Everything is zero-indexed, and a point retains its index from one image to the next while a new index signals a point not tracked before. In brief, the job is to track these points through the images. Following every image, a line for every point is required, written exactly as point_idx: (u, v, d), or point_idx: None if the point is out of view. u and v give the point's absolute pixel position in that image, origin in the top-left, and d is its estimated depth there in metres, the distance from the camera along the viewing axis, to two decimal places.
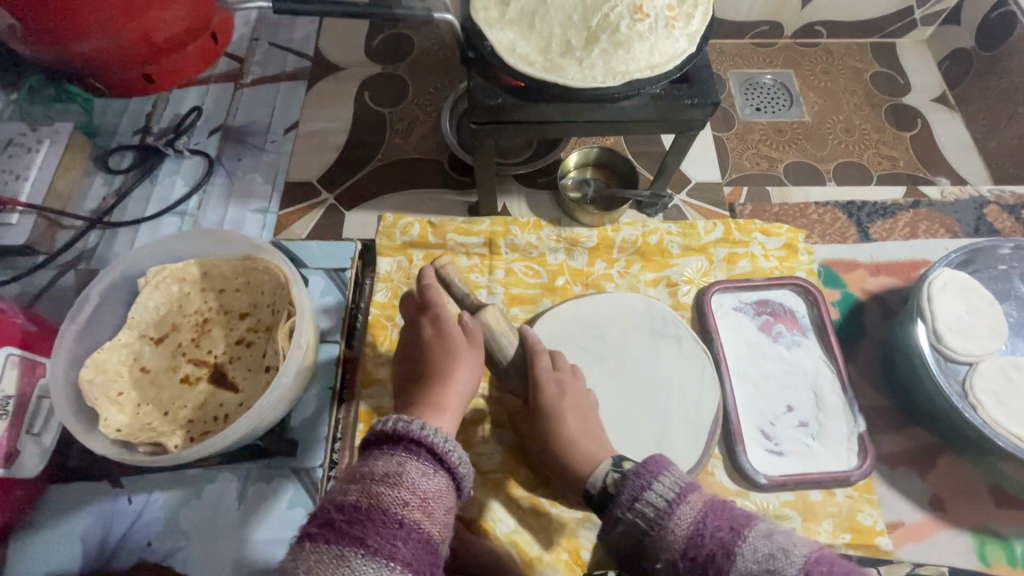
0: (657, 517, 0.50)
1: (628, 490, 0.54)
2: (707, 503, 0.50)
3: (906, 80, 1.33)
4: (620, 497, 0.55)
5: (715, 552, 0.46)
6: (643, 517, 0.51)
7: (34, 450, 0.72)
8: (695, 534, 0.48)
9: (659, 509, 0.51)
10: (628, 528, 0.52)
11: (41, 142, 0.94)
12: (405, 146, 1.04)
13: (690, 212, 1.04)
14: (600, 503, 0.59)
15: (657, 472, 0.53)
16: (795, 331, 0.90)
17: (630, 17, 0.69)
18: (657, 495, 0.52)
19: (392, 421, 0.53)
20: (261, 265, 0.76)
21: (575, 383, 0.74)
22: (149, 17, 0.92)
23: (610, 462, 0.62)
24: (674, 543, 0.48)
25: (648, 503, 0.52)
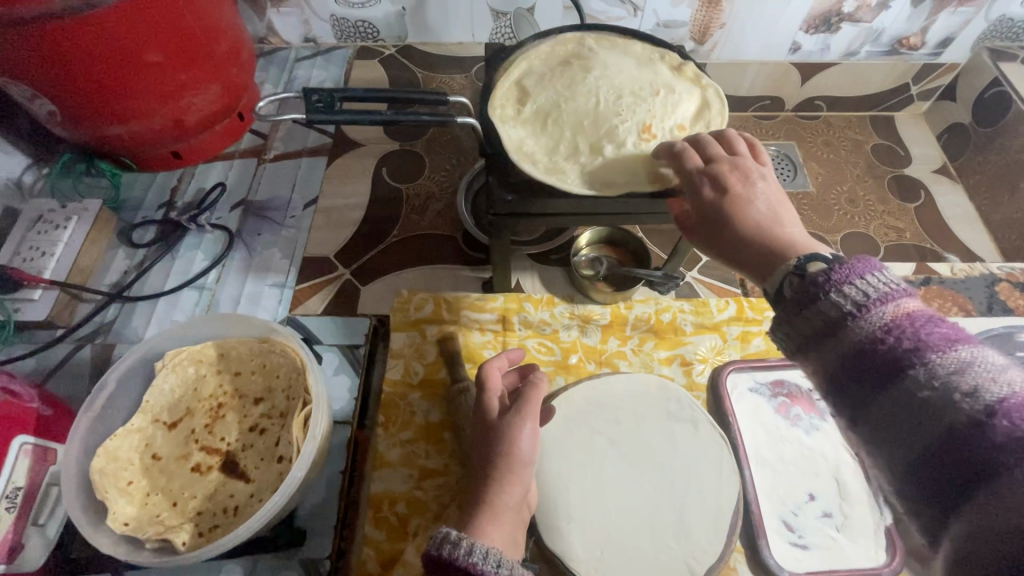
0: (841, 315, 0.43)
1: (819, 279, 0.45)
2: (910, 314, 0.41)
3: (906, 151, 1.36)
4: (803, 289, 0.46)
5: (884, 370, 0.40)
6: (823, 311, 0.44)
7: (38, 541, 0.69)
8: (876, 349, 0.41)
9: (847, 307, 0.43)
10: (802, 322, 0.46)
11: (69, 219, 0.97)
12: (420, 222, 1.07)
13: (701, 289, 1.05)
14: (772, 296, 0.50)
15: (857, 269, 0.44)
16: (813, 415, 0.88)
17: (639, 134, 0.73)
18: (847, 293, 0.43)
19: (442, 541, 0.54)
20: (277, 347, 0.76)
21: (737, 164, 0.60)
22: (180, 102, 0.97)
23: (797, 260, 0.49)
24: (848, 348, 0.42)
25: (831, 301, 0.44)
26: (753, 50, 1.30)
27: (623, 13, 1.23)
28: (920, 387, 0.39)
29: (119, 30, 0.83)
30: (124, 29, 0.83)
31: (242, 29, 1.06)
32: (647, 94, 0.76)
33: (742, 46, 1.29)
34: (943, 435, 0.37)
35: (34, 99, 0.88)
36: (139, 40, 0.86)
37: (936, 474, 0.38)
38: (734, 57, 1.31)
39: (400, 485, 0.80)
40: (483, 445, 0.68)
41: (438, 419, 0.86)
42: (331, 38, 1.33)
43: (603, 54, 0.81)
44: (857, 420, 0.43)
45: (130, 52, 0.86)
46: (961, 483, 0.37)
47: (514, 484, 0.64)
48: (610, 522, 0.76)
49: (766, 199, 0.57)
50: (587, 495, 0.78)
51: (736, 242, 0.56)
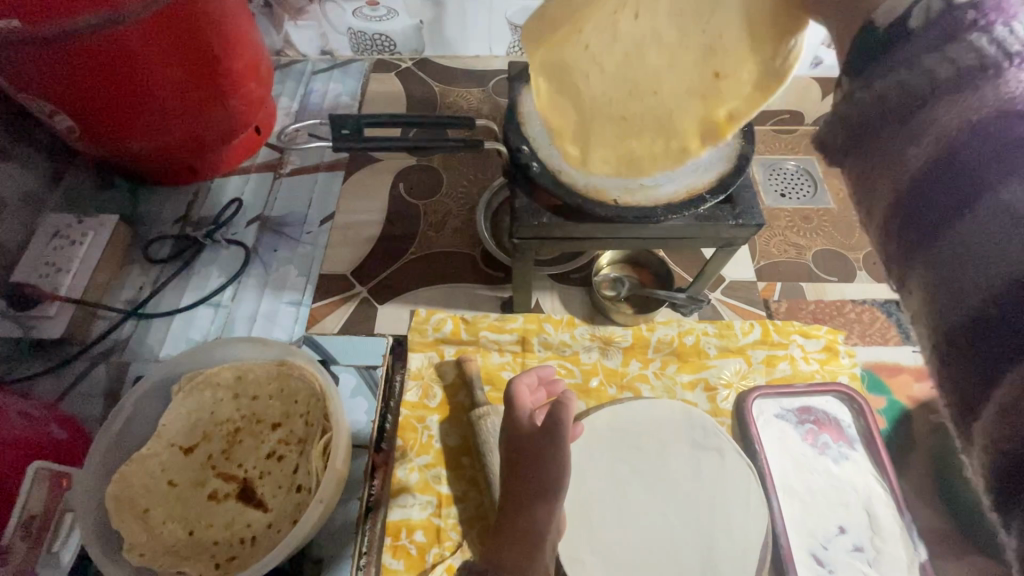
0: (984, 60, 0.29)
1: (958, 16, 0.30)
2: None
3: None
4: (944, 21, 0.31)
5: (1007, 153, 0.27)
6: (964, 57, 0.30)
7: (51, 569, 0.67)
8: (1016, 117, 0.28)
9: (992, 53, 0.29)
10: (903, 81, 0.32)
11: (85, 234, 0.96)
12: (438, 239, 1.05)
13: (725, 311, 1.03)
14: (864, 39, 0.34)
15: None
16: (842, 443, 0.86)
17: None
18: (1007, 33, 0.29)
19: None
20: (296, 371, 0.75)
21: None
22: (199, 118, 0.97)
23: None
24: (969, 112, 0.29)
25: (973, 43, 0.30)
26: None
27: None
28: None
29: (141, 49, 0.83)
30: (146, 48, 0.83)
31: (261, 44, 1.05)
32: None
33: None
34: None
35: (53, 115, 0.87)
36: (161, 58, 0.85)
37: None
38: None
39: (418, 512, 0.79)
40: (515, 464, 0.65)
41: (455, 443, 0.84)
42: (347, 50, 1.32)
43: None
44: (923, 241, 0.30)
45: (150, 69, 0.86)
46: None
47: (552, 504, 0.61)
48: (633, 554, 0.74)
49: None
50: (609, 525, 0.76)
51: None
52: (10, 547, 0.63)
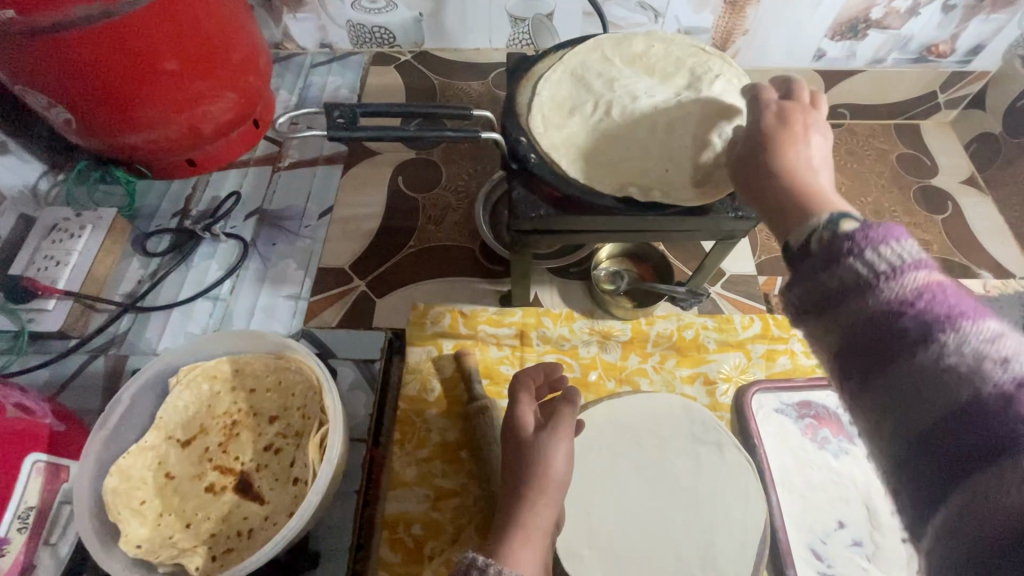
0: (860, 282, 0.34)
1: (834, 246, 0.37)
2: (935, 284, 0.33)
3: (934, 161, 1.32)
4: (833, 243, 0.37)
5: (888, 344, 0.33)
6: (842, 276, 0.35)
7: (49, 560, 0.68)
8: (892, 317, 0.33)
9: (863, 273, 0.34)
10: (812, 287, 0.37)
11: (83, 227, 0.96)
12: (437, 233, 1.05)
13: (725, 305, 1.02)
14: (791, 253, 0.41)
15: (891, 231, 0.35)
16: (841, 438, 0.85)
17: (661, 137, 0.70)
18: (872, 257, 0.34)
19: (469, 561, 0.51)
20: (293, 364, 0.74)
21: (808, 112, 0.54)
22: (197, 110, 0.96)
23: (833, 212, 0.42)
24: (864, 311, 0.34)
25: (851, 265, 0.35)
26: (776, 57, 1.27)
27: (643, 20, 1.20)
28: (949, 358, 0.31)
29: (137, 39, 0.82)
30: (141, 39, 0.82)
31: (260, 36, 1.04)
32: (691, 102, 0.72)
33: (767, 54, 1.26)
34: (964, 416, 0.29)
35: (50, 107, 0.87)
36: (157, 49, 0.85)
37: (935, 464, 0.31)
38: (756, 64, 1.29)
39: (416, 505, 0.79)
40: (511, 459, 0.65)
41: (453, 436, 0.84)
42: (347, 43, 1.32)
43: (634, 74, 0.78)
44: (856, 394, 0.35)
45: (147, 61, 0.85)
46: (966, 464, 0.29)
47: (544, 503, 0.60)
48: (632, 548, 0.73)
49: (810, 149, 0.51)
50: (608, 519, 0.75)
51: (769, 180, 0.50)
52: (7, 538, 0.63)
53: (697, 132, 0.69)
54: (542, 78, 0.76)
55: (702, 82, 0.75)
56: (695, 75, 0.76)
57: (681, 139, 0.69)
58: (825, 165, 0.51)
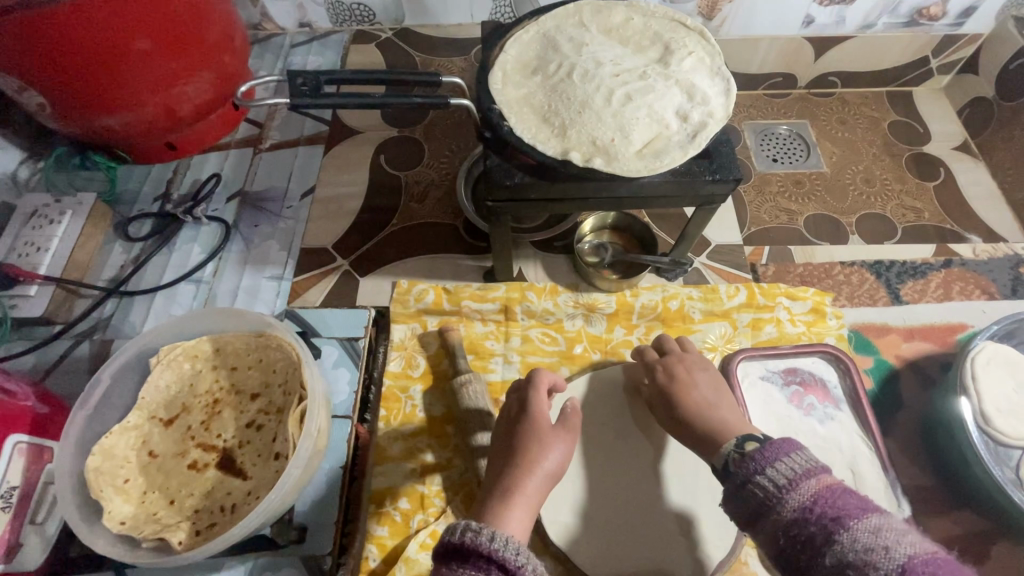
0: (768, 496, 0.53)
1: (745, 467, 0.56)
2: (820, 490, 0.51)
3: (925, 128, 1.30)
4: (738, 472, 0.57)
5: (806, 546, 0.49)
6: (756, 491, 0.54)
7: (37, 539, 0.69)
8: (800, 523, 0.50)
9: (770, 491, 0.53)
10: (742, 499, 0.56)
11: (63, 214, 0.95)
12: (420, 211, 1.04)
13: (710, 275, 1.02)
14: (722, 471, 0.61)
15: (778, 453, 0.55)
16: (828, 404, 0.85)
17: (625, 104, 0.69)
18: (773, 474, 0.54)
19: (463, 530, 0.52)
20: (274, 342, 0.74)
21: (682, 358, 0.76)
22: (172, 92, 0.95)
23: (736, 440, 0.62)
24: (777, 520, 0.52)
25: (756, 485, 0.54)
26: (764, 25, 1.24)
27: None
28: (844, 554, 0.47)
29: (105, 19, 0.81)
30: (110, 19, 0.81)
31: (235, 14, 1.02)
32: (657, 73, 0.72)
33: (753, 22, 1.23)
34: None
35: (22, 90, 0.86)
36: (127, 30, 0.84)
37: None
38: (743, 33, 1.25)
39: (402, 480, 0.79)
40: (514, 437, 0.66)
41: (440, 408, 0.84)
42: (326, 22, 1.29)
43: (610, 40, 0.77)
44: None
45: (118, 43, 0.84)
46: None
47: (532, 474, 0.62)
48: (615, 514, 0.74)
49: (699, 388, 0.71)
50: (591, 488, 0.76)
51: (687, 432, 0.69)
52: None
53: (655, 103, 0.69)
54: (511, 37, 0.76)
55: (673, 56, 0.74)
56: (668, 49, 0.75)
57: (639, 107, 0.69)
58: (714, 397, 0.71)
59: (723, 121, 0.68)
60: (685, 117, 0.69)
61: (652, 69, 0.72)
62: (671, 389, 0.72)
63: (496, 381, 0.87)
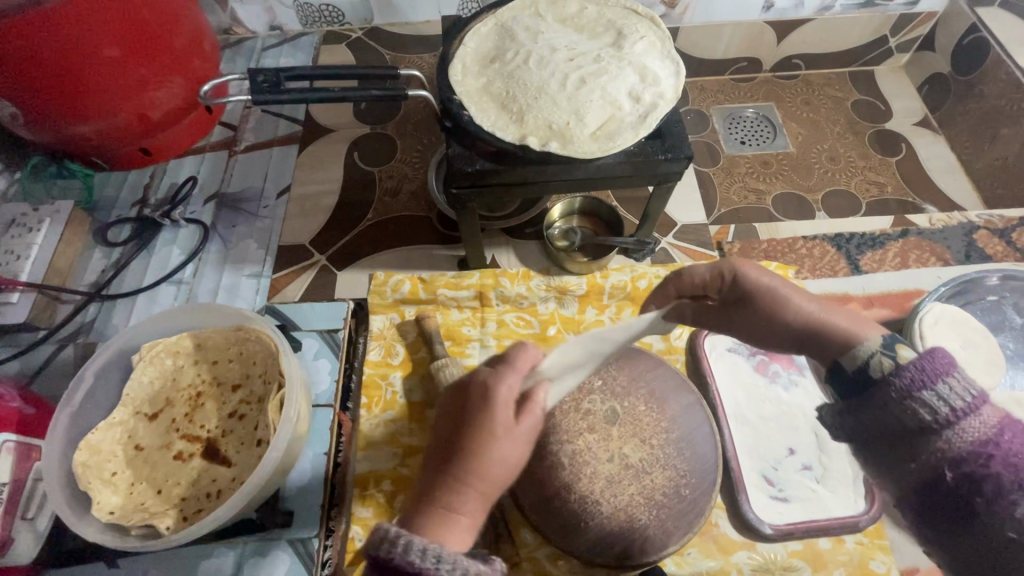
0: (937, 420, 0.43)
1: (902, 380, 0.45)
2: (998, 420, 0.44)
3: (887, 105, 1.33)
4: (891, 385, 0.45)
5: (982, 482, 0.43)
6: (918, 411, 0.44)
7: (29, 535, 0.71)
8: (973, 458, 0.43)
9: (939, 415, 0.44)
10: (890, 419, 0.46)
11: (41, 221, 0.97)
12: (394, 204, 1.07)
13: (677, 254, 1.05)
14: (846, 373, 0.48)
15: (949, 369, 0.45)
16: (793, 370, 0.85)
17: (581, 87, 0.72)
18: (947, 393, 0.44)
19: (385, 537, 0.46)
20: (252, 334, 0.77)
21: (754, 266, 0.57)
22: (143, 97, 0.95)
23: (882, 340, 0.49)
24: (943, 453, 0.44)
25: (918, 407, 0.44)
26: (727, 11, 1.26)
27: None
28: None
29: (69, 26, 0.82)
30: (73, 26, 0.82)
31: (203, 19, 1.03)
32: (611, 56, 0.74)
33: (715, 7, 1.25)
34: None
35: None
36: (93, 36, 0.85)
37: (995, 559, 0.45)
38: (706, 20, 1.27)
39: (384, 464, 0.82)
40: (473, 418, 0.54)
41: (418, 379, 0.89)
42: (296, 24, 1.31)
43: (565, 29, 0.79)
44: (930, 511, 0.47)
45: (85, 49, 0.85)
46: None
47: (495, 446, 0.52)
48: None
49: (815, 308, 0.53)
50: None
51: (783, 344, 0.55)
52: None
53: (609, 85, 0.72)
54: (470, 29, 0.79)
55: (626, 40, 0.77)
56: (621, 34, 0.78)
57: (593, 90, 0.71)
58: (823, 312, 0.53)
59: (673, 102, 0.72)
60: (637, 98, 0.72)
61: (605, 53, 0.75)
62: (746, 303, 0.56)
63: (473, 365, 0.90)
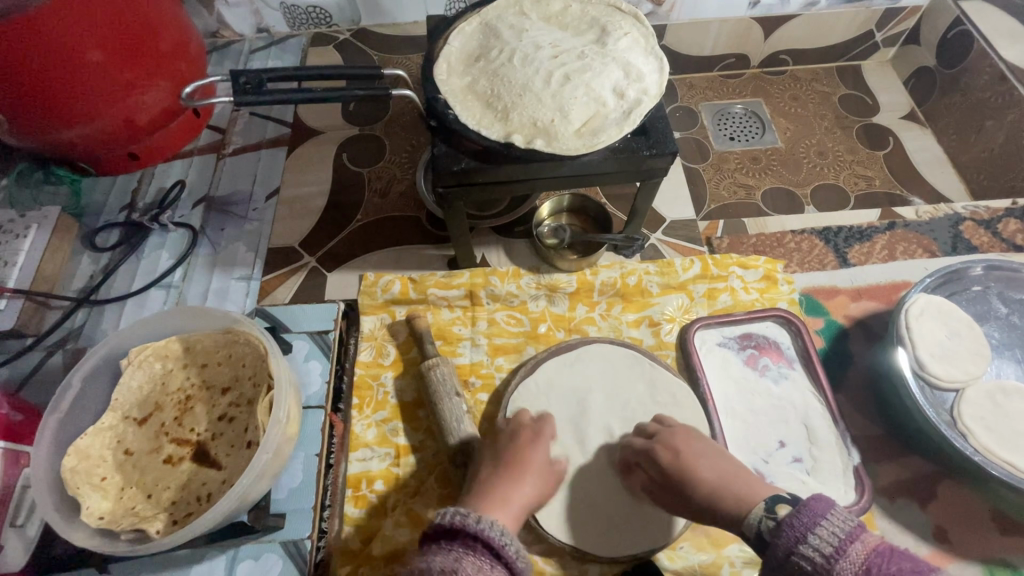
0: (816, 569, 0.50)
1: (783, 538, 0.54)
2: (872, 548, 0.49)
3: (874, 100, 1.34)
4: (775, 546, 0.55)
5: None
6: (801, 563, 0.52)
7: (18, 541, 0.71)
8: None
9: (817, 562, 0.51)
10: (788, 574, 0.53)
11: (29, 228, 0.96)
12: (383, 205, 1.07)
13: (666, 250, 1.06)
14: (754, 543, 0.58)
15: (814, 516, 0.53)
16: (782, 364, 0.89)
17: (565, 84, 0.71)
18: (817, 543, 0.51)
19: (451, 513, 0.57)
20: (241, 337, 0.76)
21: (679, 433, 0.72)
22: (129, 101, 0.93)
23: (767, 502, 0.59)
24: None
25: (800, 559, 0.52)
26: (713, 8, 1.26)
27: None
28: None
29: (51, 29, 0.81)
30: (57, 29, 0.81)
31: (189, 24, 1.02)
32: (595, 53, 0.75)
33: (701, 5, 1.25)
34: None
35: None
36: (76, 41, 0.83)
37: None
38: (693, 17, 1.27)
39: (377, 464, 0.82)
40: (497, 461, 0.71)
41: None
42: (284, 26, 1.31)
43: (549, 26, 0.79)
44: None
45: (69, 52, 0.83)
46: None
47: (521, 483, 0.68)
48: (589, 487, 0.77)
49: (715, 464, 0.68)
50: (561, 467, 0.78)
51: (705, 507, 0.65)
52: None
53: (593, 81, 0.72)
54: (454, 29, 0.79)
55: (609, 37, 0.77)
56: (605, 31, 0.78)
57: (577, 87, 0.71)
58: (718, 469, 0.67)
59: (657, 98, 0.72)
60: (621, 94, 0.72)
61: (589, 49, 0.75)
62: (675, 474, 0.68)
63: (464, 364, 0.90)
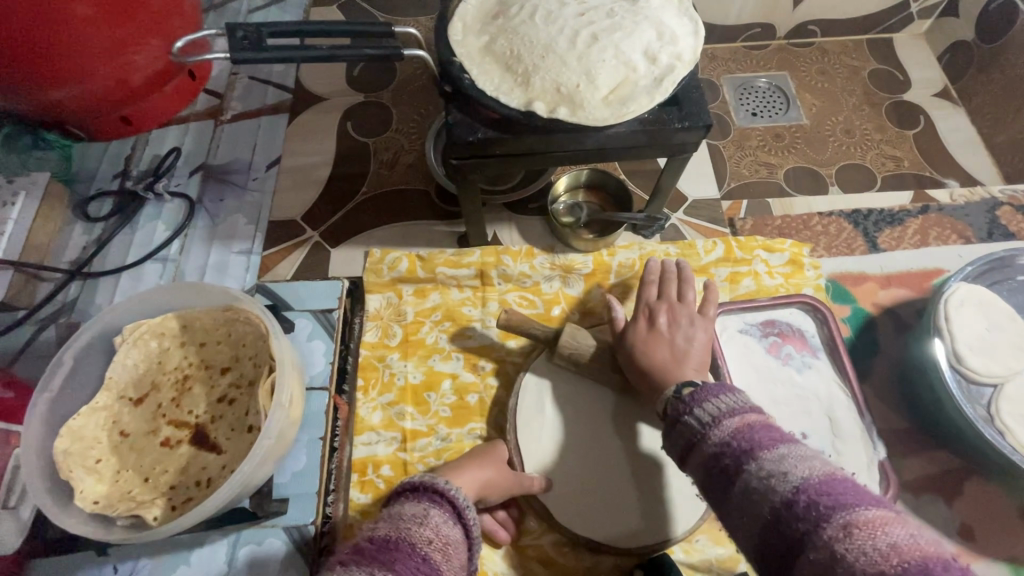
0: (699, 429, 0.57)
1: (687, 404, 0.59)
2: (743, 424, 0.54)
3: (906, 76, 1.27)
4: (677, 413, 0.60)
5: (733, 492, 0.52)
6: (685, 429, 0.58)
7: (13, 525, 0.69)
8: (724, 458, 0.53)
9: (702, 424, 0.57)
10: (677, 435, 0.59)
11: (16, 195, 0.90)
12: (391, 177, 1.02)
13: (687, 230, 1.01)
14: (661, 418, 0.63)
15: (717, 391, 0.58)
16: (806, 352, 0.85)
17: (593, 44, 0.65)
18: (701, 413, 0.57)
19: (423, 475, 0.60)
20: (241, 316, 0.72)
21: (681, 309, 0.76)
22: (122, 60, 0.85)
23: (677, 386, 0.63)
24: (707, 461, 0.55)
25: (689, 421, 0.58)
26: None
27: None
28: (752, 479, 0.50)
29: None
30: None
31: None
32: (626, 11, 0.68)
33: None
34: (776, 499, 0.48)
35: None
36: None
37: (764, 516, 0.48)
38: None
39: (383, 448, 0.80)
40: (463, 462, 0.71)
41: (442, 366, 0.85)
42: None
43: None
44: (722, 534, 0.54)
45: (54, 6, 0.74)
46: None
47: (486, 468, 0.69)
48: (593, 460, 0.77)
49: (677, 339, 0.73)
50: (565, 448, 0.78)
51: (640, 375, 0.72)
52: None
53: (623, 42, 0.66)
54: None
55: None
56: None
57: (606, 48, 0.65)
58: (698, 351, 0.72)
59: (691, 65, 0.67)
60: (653, 59, 0.67)
61: (619, 6, 0.68)
62: (638, 346, 0.73)
63: (474, 347, 0.86)
